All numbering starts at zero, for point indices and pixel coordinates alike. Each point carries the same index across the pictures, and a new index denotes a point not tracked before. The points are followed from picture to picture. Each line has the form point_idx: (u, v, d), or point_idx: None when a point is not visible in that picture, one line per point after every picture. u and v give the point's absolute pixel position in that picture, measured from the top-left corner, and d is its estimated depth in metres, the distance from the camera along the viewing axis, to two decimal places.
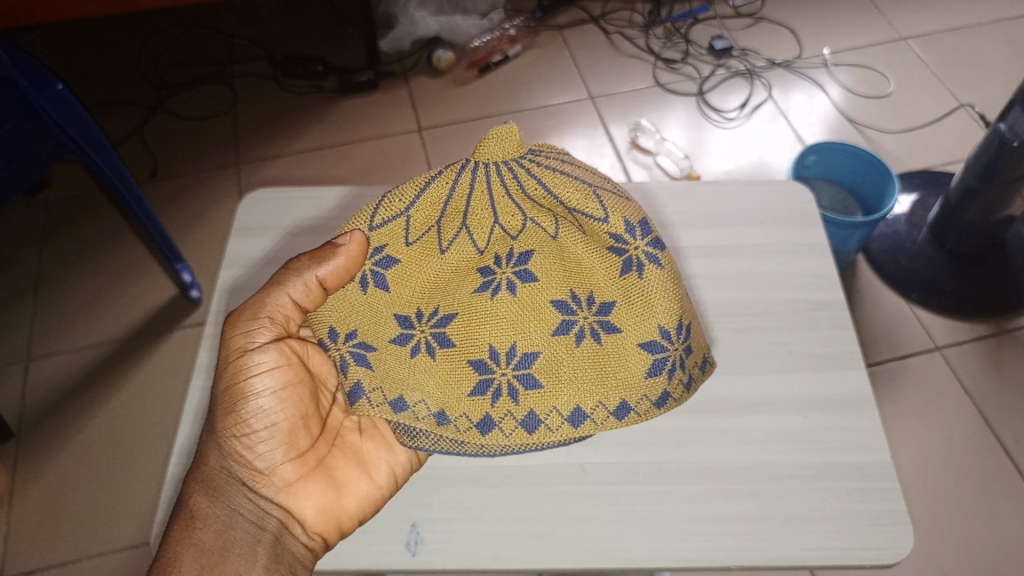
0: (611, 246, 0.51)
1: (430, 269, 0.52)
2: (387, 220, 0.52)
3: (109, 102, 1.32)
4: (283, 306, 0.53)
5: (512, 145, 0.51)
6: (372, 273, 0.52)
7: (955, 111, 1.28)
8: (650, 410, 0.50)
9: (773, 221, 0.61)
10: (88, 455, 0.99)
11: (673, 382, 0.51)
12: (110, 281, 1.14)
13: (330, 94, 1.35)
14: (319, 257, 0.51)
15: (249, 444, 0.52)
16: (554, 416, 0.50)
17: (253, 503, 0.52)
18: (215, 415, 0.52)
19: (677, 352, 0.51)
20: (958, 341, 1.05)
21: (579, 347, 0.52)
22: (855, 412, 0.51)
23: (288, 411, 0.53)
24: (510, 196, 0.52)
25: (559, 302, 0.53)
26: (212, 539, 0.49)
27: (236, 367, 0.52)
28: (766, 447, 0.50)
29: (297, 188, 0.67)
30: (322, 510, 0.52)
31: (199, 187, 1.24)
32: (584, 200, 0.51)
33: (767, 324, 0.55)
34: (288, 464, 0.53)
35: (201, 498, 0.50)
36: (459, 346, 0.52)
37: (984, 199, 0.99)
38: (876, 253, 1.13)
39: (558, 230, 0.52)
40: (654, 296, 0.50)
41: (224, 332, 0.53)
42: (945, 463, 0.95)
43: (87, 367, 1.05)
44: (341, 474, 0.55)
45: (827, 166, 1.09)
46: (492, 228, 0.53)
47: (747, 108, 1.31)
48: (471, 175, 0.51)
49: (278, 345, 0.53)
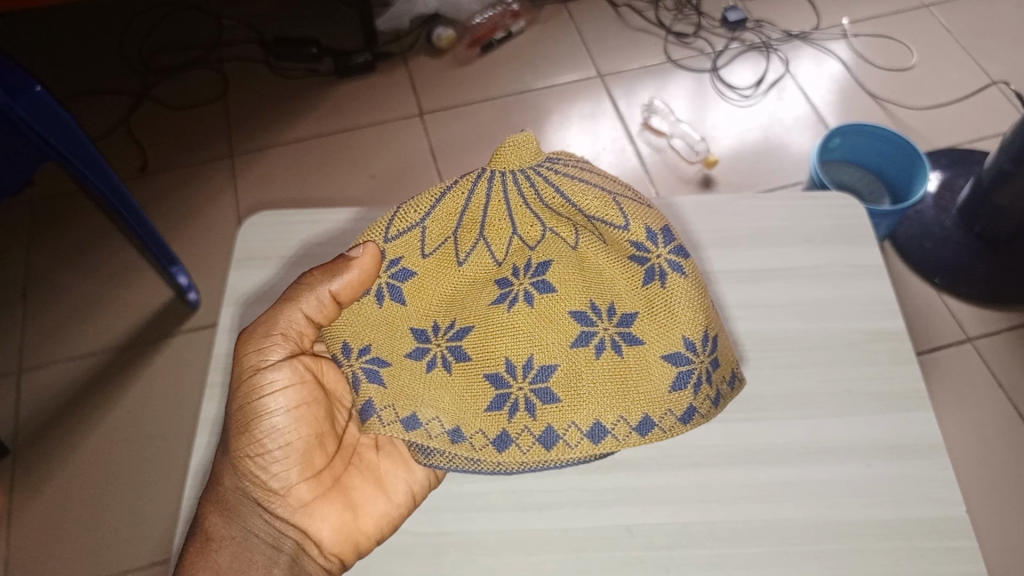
0: (633, 256, 0.47)
1: (448, 283, 0.49)
2: (402, 232, 0.48)
3: (93, 90, 1.25)
4: (296, 322, 0.50)
5: (530, 154, 0.48)
6: (388, 287, 0.49)
7: (986, 88, 1.21)
8: (675, 427, 0.46)
9: (822, 240, 0.58)
10: (87, 472, 0.94)
11: (700, 397, 0.47)
12: (102, 284, 1.08)
13: (325, 78, 1.28)
14: (333, 271, 0.47)
15: (264, 463, 0.49)
16: (569, 432, 0.46)
17: (268, 524, 0.50)
18: (228, 435, 0.49)
19: (704, 364, 0.47)
20: (989, 330, 1.00)
21: (599, 360, 0.48)
22: (924, 459, 0.50)
23: (303, 430, 0.51)
24: (527, 206, 0.48)
25: (578, 313, 0.49)
26: (227, 561, 0.48)
27: (249, 387, 0.49)
28: (828, 502, 0.48)
29: (300, 211, 0.62)
30: (339, 531, 0.50)
31: (192, 180, 1.18)
32: (603, 207, 0.47)
33: (821, 359, 0.53)
34: (304, 484, 0.51)
35: (216, 519, 0.48)
36: (473, 361, 0.49)
37: (1019, 183, 0.92)
38: (902, 240, 1.08)
39: (578, 241, 0.48)
40: (677, 306, 0.46)
41: (237, 349, 0.51)
42: (980, 462, 0.92)
43: (83, 379, 1.01)
44: (357, 493, 0.52)
45: (850, 150, 1.04)
46: (511, 239, 0.49)
47: (763, 86, 1.25)
48: (487, 184, 0.47)
49: (292, 362, 0.51)
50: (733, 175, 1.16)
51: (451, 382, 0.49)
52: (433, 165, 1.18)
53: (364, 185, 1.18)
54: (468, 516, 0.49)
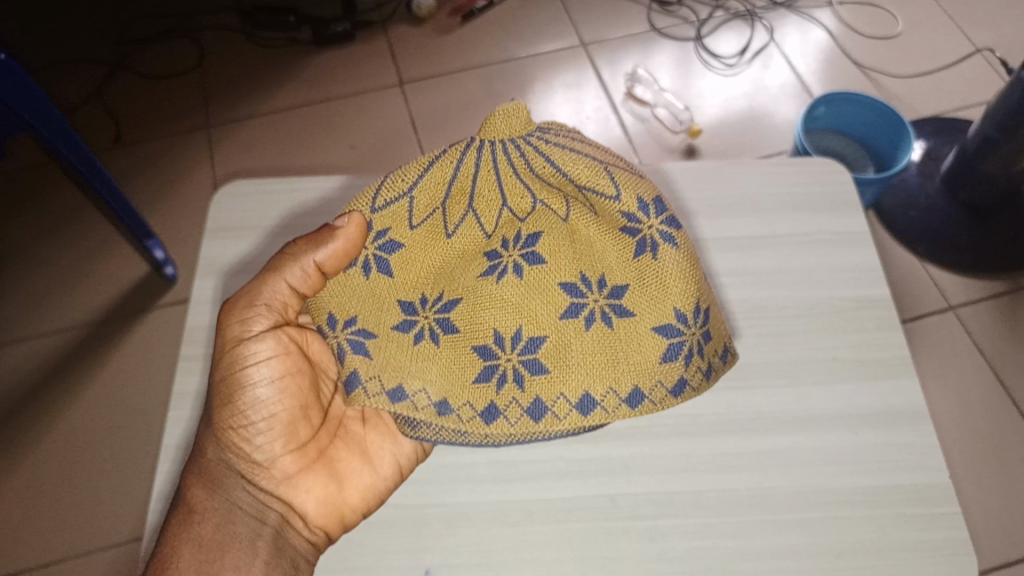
0: (624, 226, 0.46)
1: (436, 255, 0.48)
2: (389, 202, 0.46)
3: (65, 59, 1.22)
4: (281, 292, 0.48)
5: (521, 123, 0.46)
6: (375, 258, 0.47)
7: (971, 56, 1.21)
8: (665, 399, 0.46)
9: (809, 207, 0.57)
10: (64, 449, 0.93)
11: (691, 369, 0.46)
12: (78, 259, 1.06)
13: (304, 47, 1.25)
14: (318, 239, 0.46)
15: (247, 436, 0.48)
16: (558, 403, 0.46)
17: (252, 496, 0.48)
18: (211, 406, 0.47)
19: (695, 337, 0.46)
20: (973, 299, 1.00)
21: (588, 332, 0.47)
22: (909, 427, 0.50)
23: (287, 402, 0.49)
24: (517, 176, 0.47)
25: (568, 284, 0.48)
26: (210, 533, 0.46)
27: (232, 357, 0.48)
28: (815, 470, 0.48)
29: (278, 180, 0.60)
30: (325, 503, 0.49)
31: (169, 153, 1.16)
32: (595, 176, 0.46)
33: (808, 328, 0.53)
34: (289, 456, 0.49)
35: (199, 491, 0.47)
36: (462, 333, 0.48)
37: (1005, 151, 0.91)
38: (887, 208, 1.07)
39: (569, 212, 0.47)
40: (669, 278, 0.45)
41: (220, 320, 0.49)
42: (962, 429, 0.92)
43: (59, 354, 0.99)
44: (343, 466, 0.51)
45: (835, 118, 1.03)
46: (500, 211, 0.48)
47: (748, 54, 1.24)
48: (477, 154, 0.46)
49: (275, 333, 0.49)
50: (717, 145, 1.15)
51: (439, 355, 0.48)
52: (415, 136, 1.17)
53: (344, 156, 1.16)
54: (452, 488, 0.49)
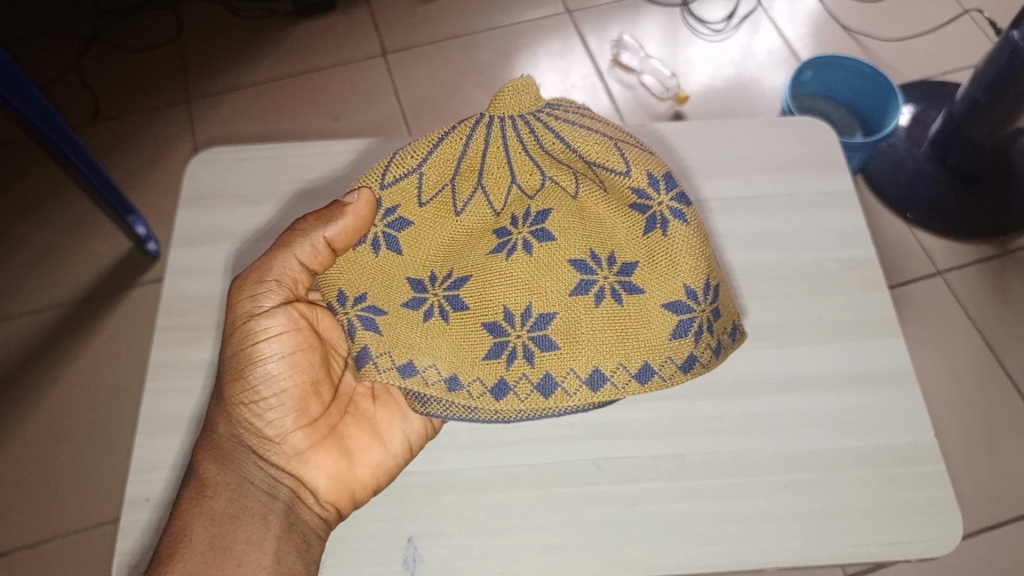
0: (634, 203, 0.46)
1: (445, 232, 0.47)
2: (398, 178, 0.46)
3: (39, 33, 1.19)
4: (291, 268, 0.48)
5: (530, 99, 0.46)
6: (384, 236, 0.47)
7: (958, 18, 1.19)
8: (676, 375, 0.45)
9: (795, 167, 0.57)
10: (51, 427, 0.92)
11: (700, 345, 0.46)
12: (59, 236, 1.04)
13: (283, 18, 1.23)
14: (326, 216, 0.46)
15: (258, 411, 0.47)
16: (569, 378, 0.46)
17: (264, 471, 0.48)
18: (223, 381, 0.47)
19: (705, 314, 0.46)
20: (960, 263, 1.00)
21: (599, 308, 0.47)
22: (895, 387, 0.50)
23: (298, 377, 0.48)
24: (526, 152, 0.47)
25: (577, 262, 0.47)
26: (223, 507, 0.46)
27: (242, 333, 0.47)
28: (801, 432, 0.48)
29: (256, 147, 0.59)
30: (335, 478, 0.49)
31: (150, 128, 1.14)
32: (605, 152, 0.46)
33: (793, 289, 0.53)
34: (300, 432, 0.49)
35: (211, 466, 0.46)
36: (472, 310, 0.48)
37: (992, 114, 0.91)
38: (875, 173, 1.06)
39: (578, 190, 0.48)
40: (679, 254, 0.45)
41: (230, 296, 0.48)
42: (949, 394, 0.92)
43: (42, 332, 0.98)
44: (353, 442, 0.51)
45: (824, 83, 1.02)
46: (509, 188, 0.47)
47: (735, 19, 1.22)
48: (485, 130, 0.46)
49: (286, 308, 0.48)
50: (704, 112, 1.14)
51: (450, 332, 0.47)
52: (398, 107, 1.15)
53: (328, 128, 1.14)
54: (435, 456, 0.49)
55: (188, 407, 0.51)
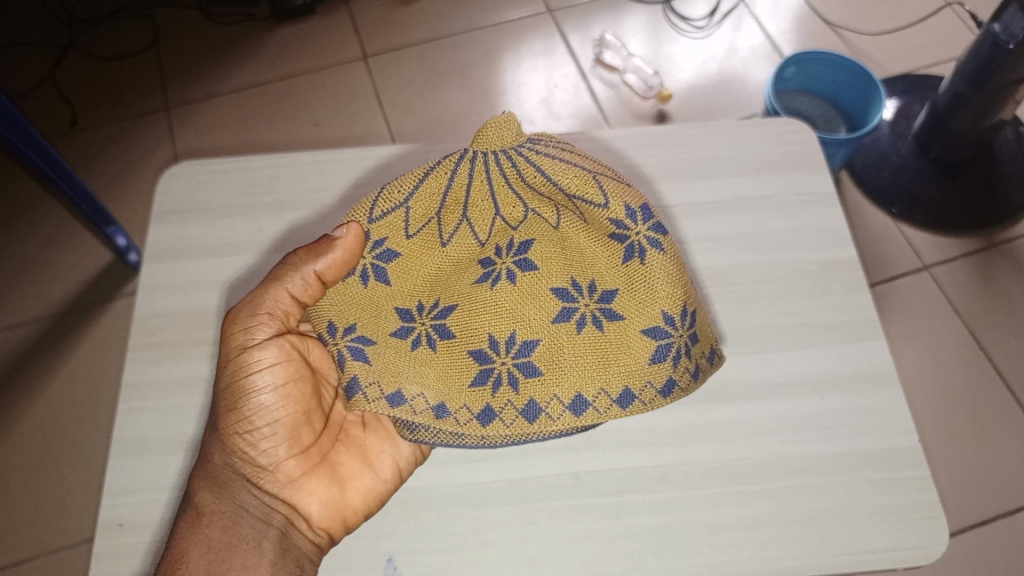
0: (613, 233, 0.45)
1: (431, 263, 0.46)
2: (386, 212, 0.45)
3: (13, 43, 1.17)
4: (282, 301, 0.48)
5: (511, 134, 0.45)
6: (372, 267, 0.46)
7: (941, 10, 1.19)
8: (655, 399, 0.45)
9: (773, 168, 0.56)
10: (32, 444, 0.91)
11: (679, 369, 0.45)
12: (36, 249, 1.03)
13: (262, 22, 1.22)
14: (317, 250, 0.45)
15: (252, 440, 0.47)
16: (552, 404, 0.45)
17: (258, 499, 0.47)
18: (216, 412, 0.47)
19: (683, 338, 0.45)
20: (946, 258, 1.00)
21: (579, 335, 0.46)
22: (875, 391, 0.49)
23: (291, 407, 0.48)
24: (509, 185, 0.45)
25: (559, 290, 0.47)
26: (219, 535, 0.45)
27: (235, 365, 0.47)
28: (782, 438, 0.48)
29: (225, 159, 0.58)
30: (327, 505, 0.48)
31: (128, 137, 1.13)
32: (584, 185, 0.44)
33: (774, 292, 0.52)
34: (293, 460, 0.49)
35: (207, 494, 0.45)
36: (459, 338, 0.47)
37: (975, 106, 0.90)
38: (859, 168, 1.05)
39: (560, 221, 0.46)
40: (657, 283, 0.44)
41: (223, 329, 0.48)
42: (937, 388, 0.92)
43: (21, 348, 0.96)
44: (345, 469, 0.50)
45: (806, 78, 1.01)
46: (494, 220, 0.46)
47: (717, 16, 1.21)
48: (469, 165, 0.45)
49: (278, 341, 0.48)
50: (688, 110, 1.14)
51: (438, 362, 0.47)
52: (379, 110, 1.14)
53: (309, 134, 1.13)
54: (412, 473, 0.48)
55: (162, 428, 0.50)
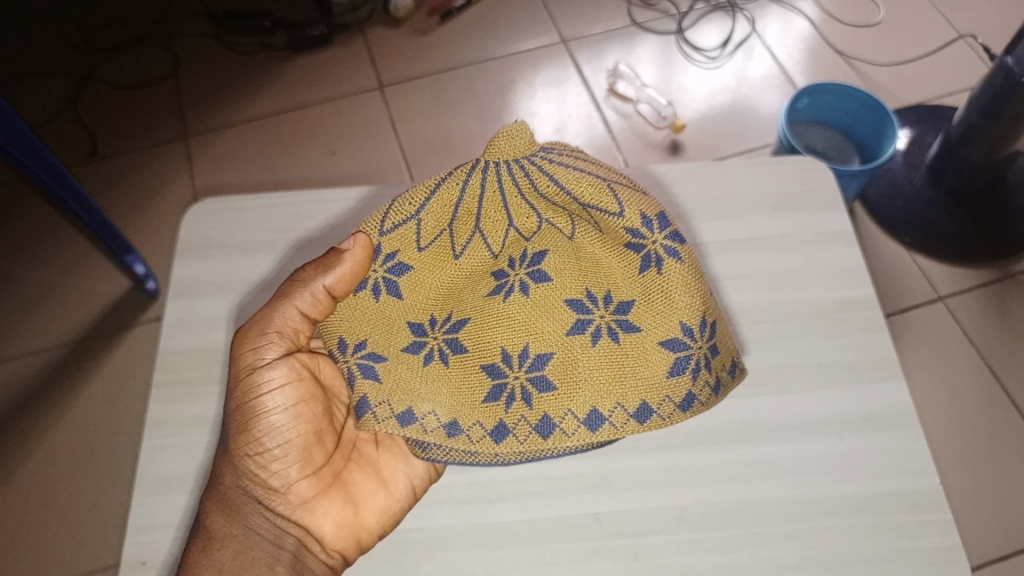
0: (629, 242, 0.46)
1: (444, 276, 0.48)
2: (397, 224, 0.46)
3: (34, 71, 1.19)
4: (292, 319, 0.48)
5: (524, 143, 0.46)
6: (384, 281, 0.47)
7: (954, 42, 1.20)
8: (675, 414, 0.45)
9: (790, 206, 0.57)
10: (51, 471, 0.92)
11: (699, 383, 0.46)
12: (55, 275, 1.04)
13: (280, 52, 1.24)
14: (326, 264, 0.46)
15: (264, 462, 0.48)
16: (566, 417, 0.46)
17: (270, 522, 0.49)
18: (227, 434, 0.47)
19: (702, 350, 0.46)
20: (961, 288, 0.99)
21: (595, 347, 0.47)
22: (894, 432, 0.49)
23: (302, 428, 0.49)
24: (522, 196, 0.47)
25: (574, 301, 0.48)
26: (230, 560, 0.46)
27: (246, 386, 0.48)
28: (802, 479, 0.48)
29: (248, 197, 0.59)
30: (341, 526, 0.50)
31: (146, 164, 1.14)
32: (599, 194, 0.46)
33: (790, 332, 0.52)
34: (304, 481, 0.50)
35: (218, 519, 0.46)
36: (472, 353, 0.48)
37: (988, 137, 0.91)
38: (873, 198, 1.05)
39: (575, 230, 0.48)
40: (674, 292, 0.45)
41: (232, 349, 0.49)
42: (955, 421, 0.91)
43: (39, 374, 0.97)
44: (358, 488, 0.52)
45: (819, 109, 1.01)
46: (507, 231, 0.48)
47: (729, 46, 1.22)
48: (482, 175, 0.46)
49: (287, 360, 0.49)
50: (700, 140, 1.14)
51: (451, 376, 0.48)
52: (395, 140, 1.15)
53: (324, 162, 1.14)
54: (431, 512, 0.48)
55: (184, 464, 0.50)
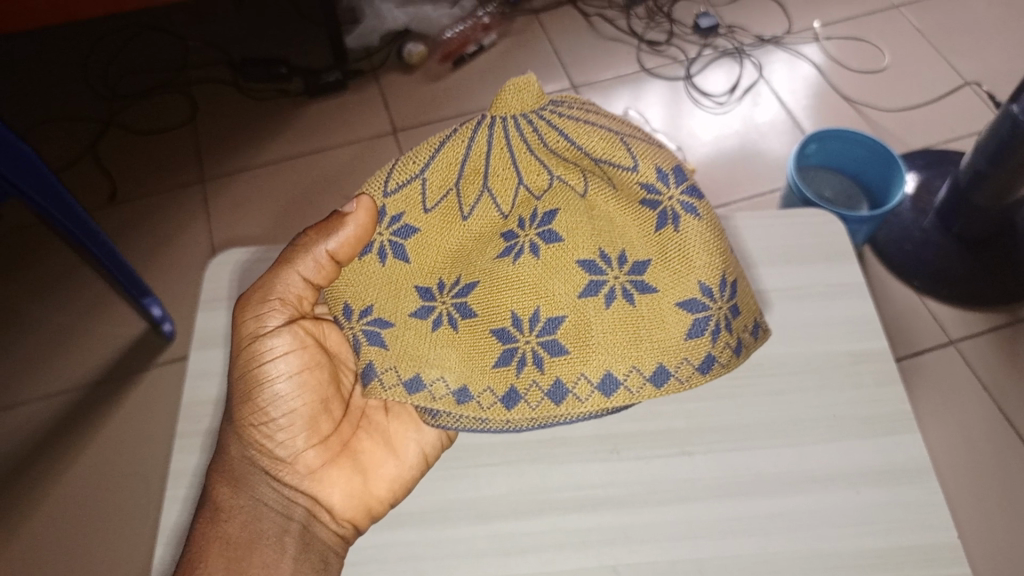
0: (644, 199, 0.48)
1: (452, 237, 0.49)
2: (402, 185, 0.49)
3: (57, 117, 1.22)
4: (294, 286, 0.52)
5: (532, 97, 0.48)
6: (391, 243, 0.50)
7: (960, 88, 1.21)
8: (693, 377, 0.46)
9: (803, 259, 0.58)
10: (67, 513, 0.92)
11: (719, 345, 0.46)
12: (74, 317, 1.05)
13: (296, 98, 1.26)
14: (327, 230, 0.50)
15: (269, 431, 0.52)
16: (580, 380, 0.46)
17: (277, 492, 0.53)
18: (233, 404, 0.51)
19: (722, 311, 0.47)
20: (972, 333, 0.99)
21: (610, 309, 0.48)
22: (911, 485, 0.50)
23: (307, 396, 0.53)
24: (531, 152, 0.49)
25: (587, 262, 0.49)
26: (238, 531, 0.50)
27: (250, 352, 0.52)
28: (819, 532, 0.48)
29: (272, 248, 0.61)
30: (349, 494, 0.53)
31: (165, 208, 1.16)
32: (611, 148, 0.48)
33: (806, 384, 0.53)
34: (311, 450, 0.54)
35: (225, 490, 0.50)
36: (481, 321, 0.49)
37: (994, 183, 0.92)
38: (883, 243, 1.07)
39: (587, 188, 0.49)
40: (692, 250, 0.47)
41: (237, 315, 0.53)
42: (970, 467, 0.91)
43: (56, 416, 0.98)
44: (366, 457, 0.55)
45: (828, 154, 1.03)
46: (517, 189, 0.49)
47: (738, 92, 1.24)
48: (489, 131, 0.48)
49: (291, 327, 0.53)
50: (710, 184, 1.16)
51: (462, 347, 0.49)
52: None
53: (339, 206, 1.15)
54: (450, 563, 0.48)
55: None
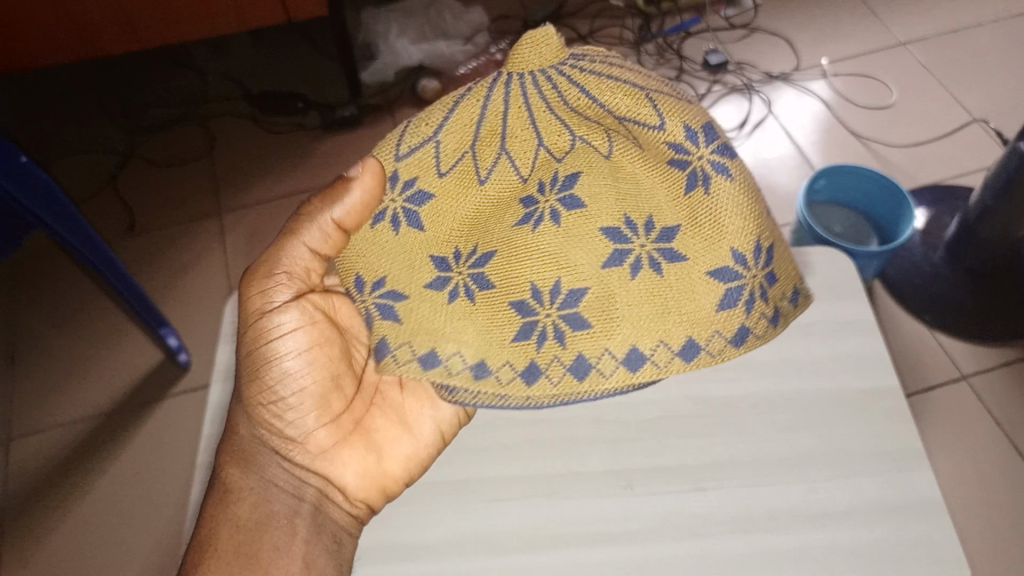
0: (672, 159, 0.52)
1: (469, 202, 0.54)
2: (415, 148, 0.54)
3: (79, 151, 1.25)
4: (301, 259, 0.58)
5: (550, 52, 0.53)
6: (405, 211, 0.54)
7: (967, 125, 1.23)
8: (725, 349, 0.49)
9: (816, 297, 0.59)
10: (78, 543, 0.92)
11: (753, 315, 0.49)
12: (91, 347, 1.07)
13: (311, 131, 1.29)
14: (331, 200, 0.55)
15: (280, 411, 0.57)
16: (606, 350, 0.49)
17: (289, 473, 0.57)
18: (242, 383, 0.56)
19: (756, 280, 0.50)
20: (984, 367, 0.99)
21: (636, 277, 0.51)
22: (925, 521, 0.50)
23: (318, 373, 0.57)
24: (553, 113, 0.53)
25: (611, 229, 0.52)
26: (248, 513, 0.54)
27: (258, 331, 0.56)
28: (832, 569, 0.49)
29: None
30: (362, 475, 0.58)
31: (182, 239, 1.18)
32: (636, 105, 0.52)
33: (817, 421, 0.54)
34: (323, 430, 0.58)
35: (232, 470, 0.56)
36: (500, 291, 0.52)
37: (1002, 219, 0.93)
38: (892, 277, 1.08)
39: (612, 149, 0.53)
40: (724, 217, 0.50)
41: (245, 291, 0.58)
42: (984, 503, 0.90)
43: (71, 445, 0.99)
44: (379, 436, 0.59)
45: (837, 189, 1.04)
46: (537, 151, 0.54)
47: (747, 127, 1.26)
48: (505, 90, 0.53)
49: (299, 303, 0.58)
50: None
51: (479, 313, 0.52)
52: None
53: None
54: None
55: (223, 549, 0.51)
